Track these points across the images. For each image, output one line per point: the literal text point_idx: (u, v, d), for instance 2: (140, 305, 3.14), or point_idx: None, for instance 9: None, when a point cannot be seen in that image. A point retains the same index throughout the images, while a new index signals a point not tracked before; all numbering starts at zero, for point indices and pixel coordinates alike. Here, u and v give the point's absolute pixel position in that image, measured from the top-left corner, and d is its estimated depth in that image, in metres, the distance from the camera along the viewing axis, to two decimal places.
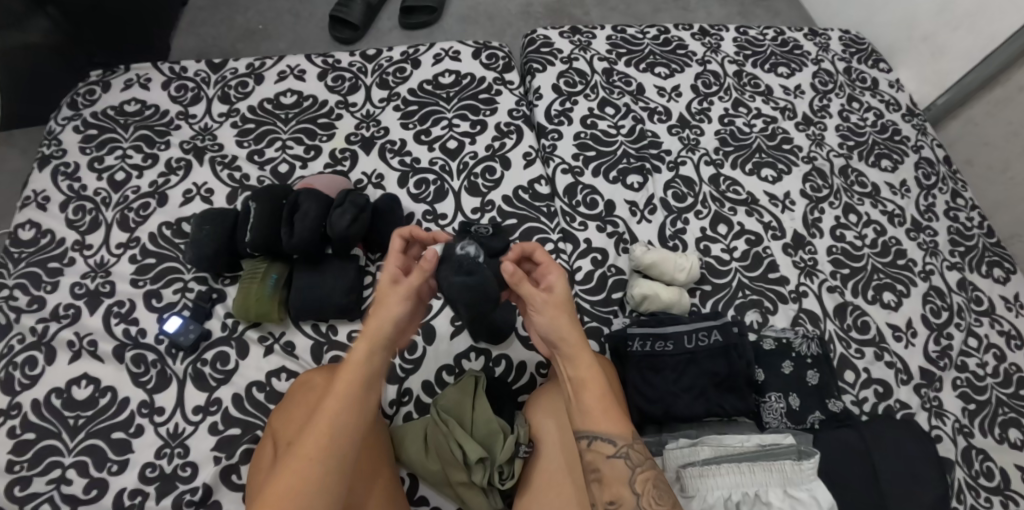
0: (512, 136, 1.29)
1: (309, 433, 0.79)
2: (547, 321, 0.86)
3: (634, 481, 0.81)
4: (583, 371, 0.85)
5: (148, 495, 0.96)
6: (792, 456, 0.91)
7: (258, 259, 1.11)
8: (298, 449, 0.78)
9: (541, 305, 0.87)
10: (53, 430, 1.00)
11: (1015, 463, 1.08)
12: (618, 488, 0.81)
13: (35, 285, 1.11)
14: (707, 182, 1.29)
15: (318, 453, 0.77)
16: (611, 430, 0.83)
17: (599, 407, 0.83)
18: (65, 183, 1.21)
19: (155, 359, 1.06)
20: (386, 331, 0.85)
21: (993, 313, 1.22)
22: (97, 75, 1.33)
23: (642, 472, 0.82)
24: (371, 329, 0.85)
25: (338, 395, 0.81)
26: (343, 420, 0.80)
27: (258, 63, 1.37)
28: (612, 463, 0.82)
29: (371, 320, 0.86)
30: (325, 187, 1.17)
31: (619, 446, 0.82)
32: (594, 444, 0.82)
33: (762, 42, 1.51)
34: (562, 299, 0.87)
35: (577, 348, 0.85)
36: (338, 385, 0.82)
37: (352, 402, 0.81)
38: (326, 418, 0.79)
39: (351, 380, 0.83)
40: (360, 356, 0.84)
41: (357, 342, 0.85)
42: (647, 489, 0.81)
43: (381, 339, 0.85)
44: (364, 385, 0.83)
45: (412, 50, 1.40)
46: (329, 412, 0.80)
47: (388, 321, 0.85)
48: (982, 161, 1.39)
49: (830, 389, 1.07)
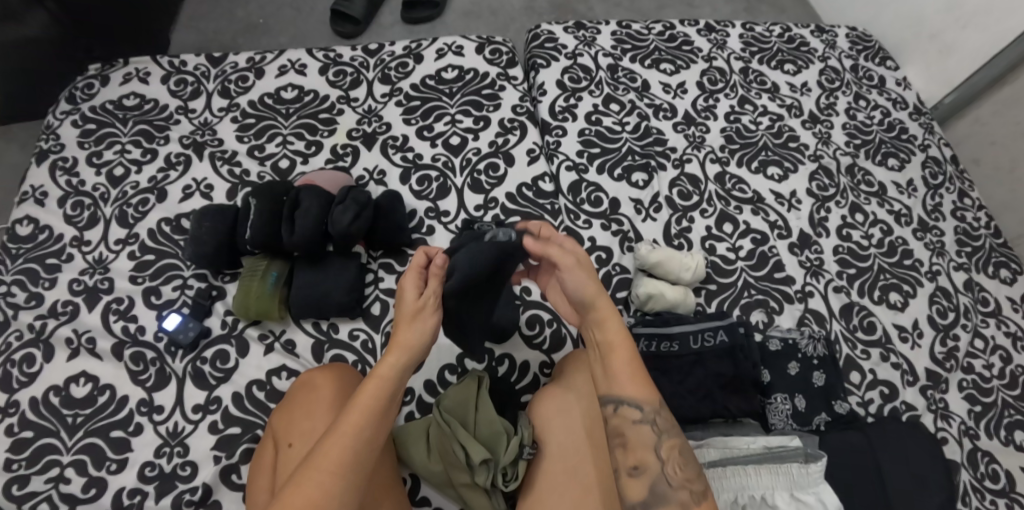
0: (515, 132, 1.27)
1: (334, 439, 0.75)
2: (573, 280, 0.85)
3: (659, 448, 0.80)
4: (610, 332, 0.84)
5: (148, 494, 0.95)
6: (799, 459, 0.89)
7: (259, 256, 1.10)
8: (321, 453, 0.74)
9: (570, 265, 0.86)
10: (52, 428, 0.99)
11: (1020, 466, 1.07)
12: (643, 453, 0.80)
13: (33, 282, 1.09)
14: (712, 181, 1.27)
15: (342, 460, 0.74)
16: (638, 395, 0.81)
17: (625, 367, 0.82)
18: (64, 178, 1.19)
19: (154, 357, 1.05)
20: (418, 345, 0.84)
21: (999, 314, 1.21)
22: (96, 69, 1.32)
23: (667, 439, 0.80)
24: (405, 341, 0.83)
25: (368, 402, 0.79)
26: (371, 430, 0.77)
27: (258, 57, 1.36)
28: (638, 428, 0.80)
29: (406, 331, 0.84)
30: (327, 183, 1.15)
31: (646, 412, 0.81)
32: (620, 409, 0.81)
33: (769, 39, 1.50)
34: (585, 264, 0.87)
35: (604, 309, 0.85)
36: (366, 393, 0.79)
37: (380, 412, 0.79)
38: (351, 424, 0.77)
39: (378, 391, 0.80)
40: (392, 364, 0.82)
41: (390, 351, 0.83)
42: (671, 456, 0.80)
43: (415, 351, 0.83)
44: (393, 395, 0.81)
45: (414, 45, 1.38)
46: (357, 419, 0.77)
47: (424, 333, 0.84)
48: (989, 161, 1.38)
49: (836, 390, 1.06)
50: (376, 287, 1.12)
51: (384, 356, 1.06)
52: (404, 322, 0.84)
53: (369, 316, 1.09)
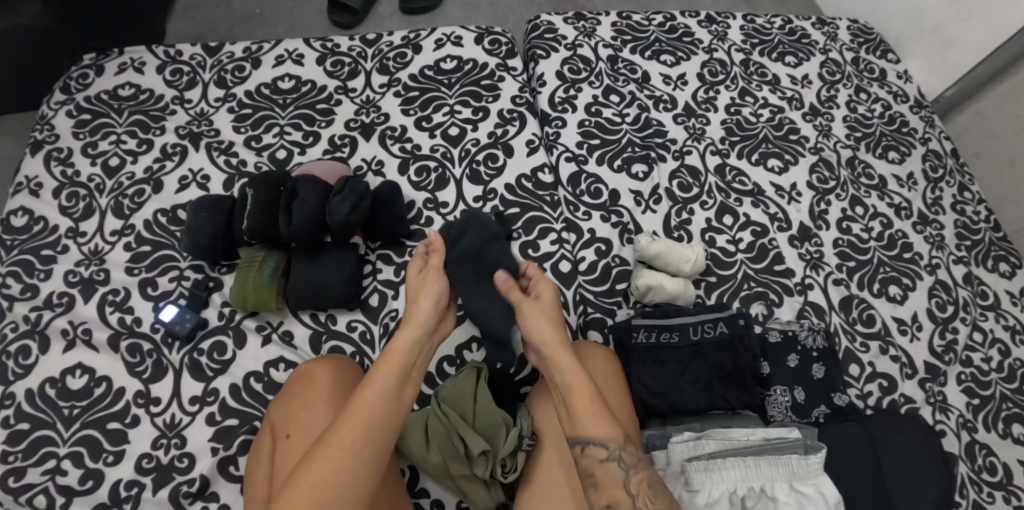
0: (514, 123, 1.26)
1: (351, 411, 0.76)
2: (530, 326, 0.89)
3: (628, 482, 0.79)
4: (568, 375, 0.84)
5: (145, 486, 0.94)
6: (798, 450, 0.90)
7: (256, 247, 1.08)
8: (338, 428, 0.74)
9: (528, 311, 0.91)
10: (48, 420, 0.98)
11: (1018, 459, 1.07)
12: (614, 491, 0.79)
13: (28, 273, 1.08)
14: (712, 172, 1.27)
15: (359, 433, 0.74)
16: (602, 433, 0.80)
17: (586, 411, 0.81)
18: (59, 169, 1.18)
19: (151, 349, 1.04)
20: (427, 319, 0.86)
21: (998, 307, 1.20)
22: (91, 59, 1.30)
23: (635, 474, 0.80)
24: (415, 315, 0.87)
25: (385, 374, 0.80)
26: (388, 404, 0.78)
27: (255, 47, 1.34)
28: (606, 466, 0.79)
29: (416, 306, 0.88)
30: (324, 173, 1.14)
31: (612, 449, 0.80)
32: (588, 450, 0.80)
33: (769, 31, 1.49)
34: (547, 312, 0.91)
35: (557, 350, 0.86)
36: (382, 366, 0.80)
37: (397, 386, 0.80)
38: (368, 397, 0.77)
39: (393, 368, 0.80)
40: (405, 338, 0.84)
41: (403, 327, 0.85)
42: (642, 489, 0.78)
43: (425, 325, 0.86)
44: (408, 368, 0.82)
45: (413, 35, 1.37)
46: (373, 392, 0.78)
47: (431, 307, 0.87)
48: (989, 154, 1.38)
49: (835, 383, 1.06)
50: (374, 278, 1.11)
51: (383, 347, 1.06)
52: (412, 298, 0.89)
53: (367, 307, 1.09)
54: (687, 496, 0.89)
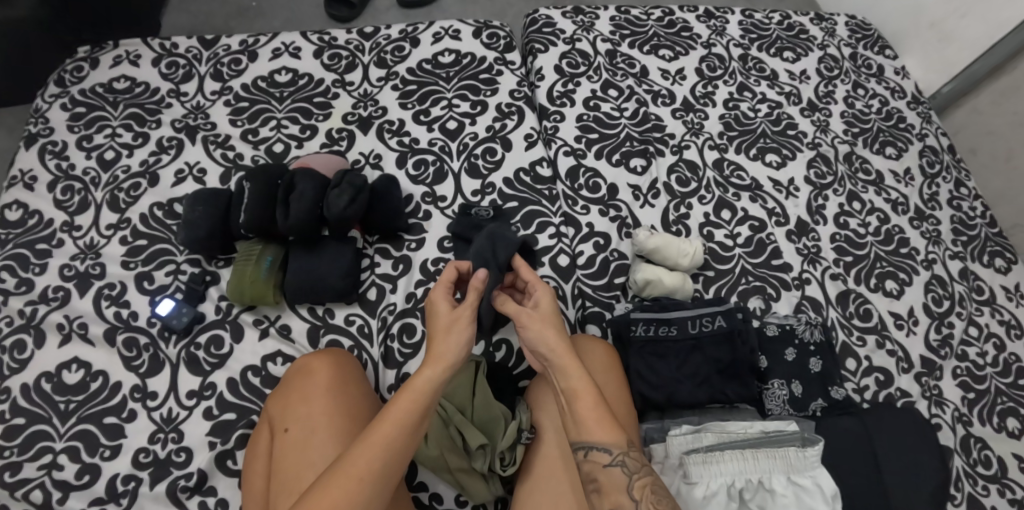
0: (513, 117, 1.26)
1: (359, 452, 0.73)
2: (534, 332, 0.87)
3: (632, 488, 0.77)
4: (573, 380, 0.82)
5: (142, 481, 0.94)
6: (796, 443, 0.90)
7: (253, 241, 1.08)
8: (344, 468, 0.72)
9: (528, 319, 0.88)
10: (43, 415, 0.97)
11: (1012, 452, 1.08)
12: (617, 496, 0.78)
13: (23, 267, 1.08)
14: (711, 167, 1.27)
15: (365, 477, 0.72)
16: (606, 438, 0.79)
17: (590, 416, 0.80)
18: (53, 162, 1.17)
19: (147, 343, 1.04)
20: (455, 358, 0.82)
21: (993, 302, 1.21)
22: (85, 52, 1.29)
23: (639, 479, 0.78)
24: (441, 355, 0.82)
25: (394, 420, 0.76)
26: (399, 449, 0.75)
27: (251, 40, 1.33)
28: (609, 471, 0.78)
29: (444, 345, 0.83)
30: (322, 166, 1.14)
31: (615, 455, 0.78)
32: (590, 454, 0.79)
33: (768, 26, 1.49)
34: (548, 314, 0.89)
35: (563, 357, 0.84)
36: (395, 410, 0.77)
37: (411, 432, 0.77)
38: (379, 442, 0.74)
39: (415, 400, 0.78)
40: (425, 381, 0.79)
41: (426, 363, 0.81)
42: (645, 495, 0.77)
43: (451, 368, 0.82)
44: (423, 414, 0.78)
45: (411, 29, 1.36)
46: (381, 439, 0.74)
47: (460, 351, 0.83)
48: (986, 150, 1.38)
49: (832, 377, 1.07)
50: (372, 273, 1.11)
51: (381, 341, 1.05)
52: (439, 330, 0.85)
53: (365, 301, 1.08)
54: (685, 488, 0.90)
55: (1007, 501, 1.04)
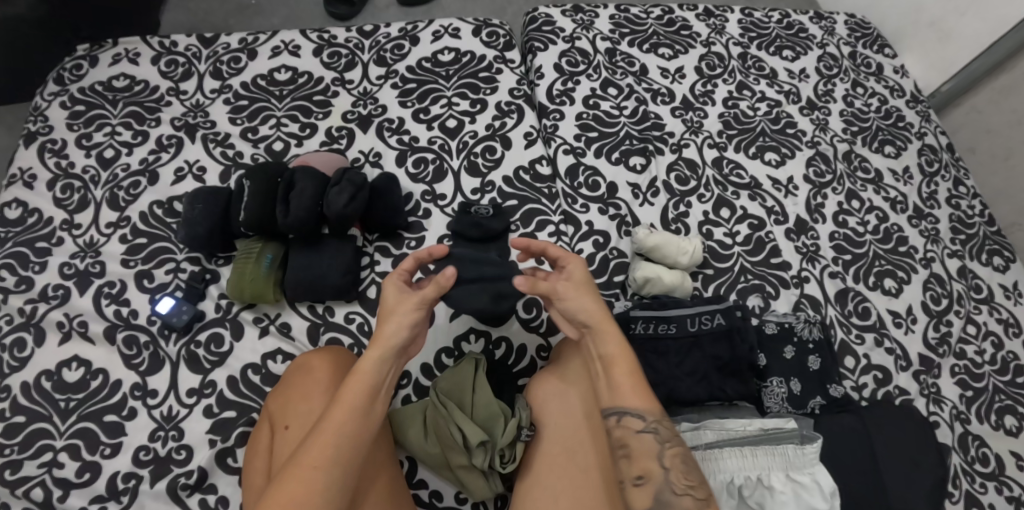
0: (512, 116, 1.26)
1: (314, 442, 0.75)
2: (574, 303, 0.87)
3: (662, 456, 0.80)
4: (611, 347, 0.85)
5: (143, 478, 0.94)
6: (794, 440, 0.91)
7: (254, 240, 1.08)
8: (299, 459, 0.74)
9: (566, 290, 0.88)
10: (44, 413, 0.97)
11: (1010, 450, 1.08)
12: (647, 463, 0.80)
13: (22, 265, 1.08)
14: (710, 165, 1.27)
15: (320, 463, 0.74)
16: (639, 405, 0.82)
17: (627, 382, 0.83)
18: (53, 160, 1.17)
19: (147, 341, 1.04)
20: (396, 342, 0.84)
21: (992, 301, 1.21)
22: (84, 50, 1.29)
23: (669, 448, 0.81)
24: (383, 338, 0.84)
25: (344, 407, 0.78)
26: (351, 431, 0.77)
27: (251, 38, 1.33)
28: (641, 438, 0.81)
29: (385, 327, 0.84)
30: (321, 164, 1.14)
31: (648, 421, 0.81)
32: (623, 420, 0.82)
33: (768, 25, 1.49)
34: (586, 283, 0.89)
35: (606, 325, 0.86)
36: (346, 397, 0.79)
37: (360, 414, 0.79)
38: (330, 429, 0.76)
39: (361, 387, 0.80)
40: (369, 366, 0.82)
41: (369, 349, 0.83)
42: (675, 463, 0.80)
43: (392, 348, 0.83)
44: (370, 396, 0.80)
45: (410, 27, 1.36)
46: (332, 428, 0.76)
47: (402, 331, 0.84)
48: (983, 149, 1.39)
49: (831, 374, 1.07)
50: (372, 271, 1.11)
51: None
52: (384, 316, 0.86)
53: (364, 299, 1.09)
54: None
55: (1005, 498, 1.04)
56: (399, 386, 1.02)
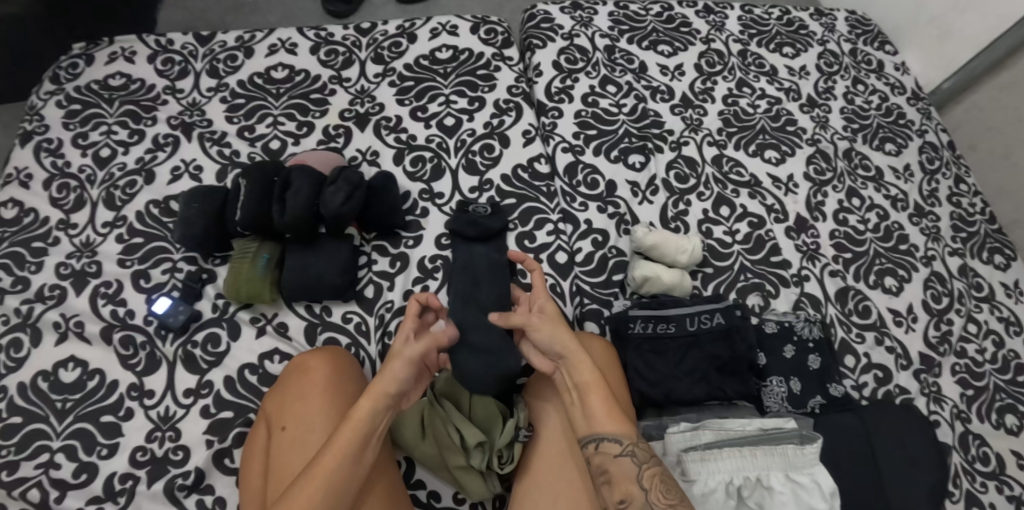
0: (511, 113, 1.25)
1: (307, 483, 0.75)
2: (546, 335, 0.87)
3: (642, 477, 0.79)
4: (584, 375, 0.85)
5: (140, 479, 0.94)
6: (794, 441, 0.90)
7: (250, 239, 1.07)
8: (292, 499, 0.74)
9: (539, 323, 0.88)
10: (41, 414, 0.97)
11: (1010, 449, 1.08)
12: (628, 486, 0.79)
13: (18, 265, 1.07)
14: (709, 163, 1.26)
15: (311, 505, 0.73)
16: (615, 430, 0.82)
17: (601, 408, 0.83)
18: (49, 160, 1.16)
19: (144, 341, 1.03)
20: (393, 391, 0.82)
21: (992, 299, 1.21)
22: (80, 48, 1.28)
23: (648, 468, 0.80)
24: (379, 386, 0.82)
25: (339, 450, 0.77)
26: (343, 476, 0.76)
27: (247, 36, 1.32)
28: (620, 461, 0.80)
29: (382, 376, 0.83)
30: (318, 163, 1.13)
31: (625, 445, 0.81)
32: (601, 446, 0.81)
33: (767, 21, 1.48)
34: (556, 315, 0.91)
35: (578, 355, 0.86)
36: (341, 440, 0.78)
37: (355, 460, 0.78)
38: (323, 473, 0.75)
39: (356, 431, 0.79)
40: (365, 412, 0.80)
41: (364, 395, 0.81)
42: (655, 485, 0.78)
43: (389, 396, 0.82)
44: (365, 442, 0.79)
45: (408, 24, 1.36)
46: (327, 470, 0.76)
47: (398, 381, 0.83)
48: (985, 146, 1.38)
49: (831, 373, 1.06)
50: (369, 270, 1.10)
51: (378, 338, 1.05)
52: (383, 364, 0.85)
53: (362, 299, 1.08)
54: (683, 486, 0.89)
55: (1006, 498, 1.04)
56: None
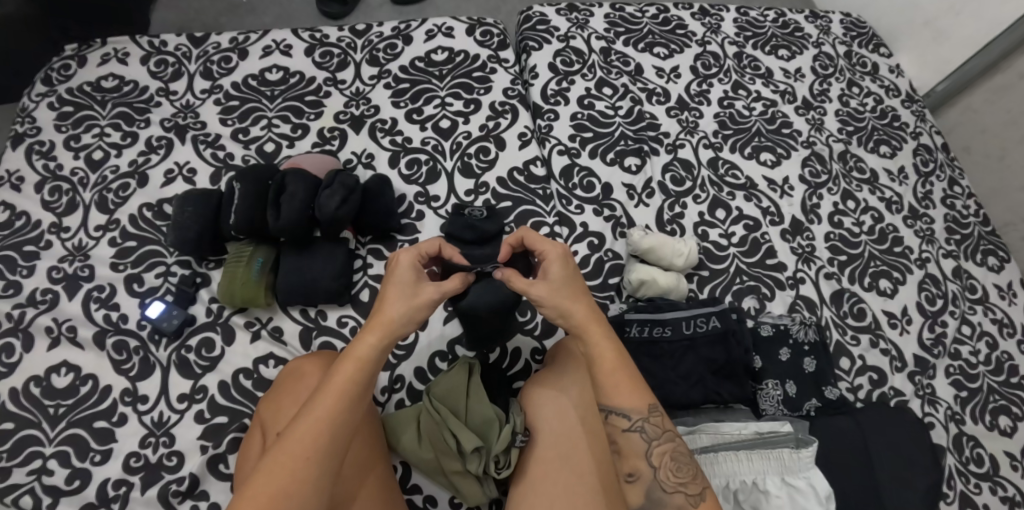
0: (507, 116, 1.25)
1: (304, 426, 0.75)
2: (552, 309, 0.84)
3: (651, 454, 0.83)
4: (596, 347, 0.83)
5: (133, 485, 0.93)
6: (790, 444, 0.90)
7: (244, 243, 1.07)
8: (289, 443, 0.74)
9: (541, 296, 0.84)
10: (33, 420, 0.96)
11: (1004, 450, 1.08)
12: (636, 460, 0.83)
13: (10, 269, 1.06)
14: (706, 166, 1.27)
15: (308, 449, 0.74)
16: (627, 404, 0.82)
17: (613, 382, 0.82)
18: (41, 163, 1.15)
19: (137, 346, 1.03)
20: (398, 330, 0.81)
21: (986, 301, 1.21)
22: (73, 50, 1.27)
23: (658, 445, 0.83)
24: (383, 322, 0.81)
25: (337, 390, 0.78)
26: (340, 418, 0.77)
27: (242, 38, 1.32)
28: (629, 436, 0.83)
29: (384, 310, 0.81)
30: (313, 166, 1.13)
31: (635, 420, 0.82)
32: (611, 418, 0.83)
33: (763, 24, 1.48)
34: (564, 287, 0.84)
35: (589, 326, 0.83)
36: (337, 382, 0.78)
37: (351, 401, 0.78)
38: (321, 414, 0.76)
39: (355, 371, 0.79)
40: (367, 349, 0.80)
41: (364, 332, 0.81)
42: (664, 462, 0.82)
43: (394, 334, 0.81)
44: (364, 382, 0.80)
45: (403, 26, 1.35)
46: (324, 413, 0.76)
47: (409, 322, 0.82)
48: (978, 148, 1.38)
49: (827, 376, 1.06)
50: (365, 274, 1.10)
51: None
52: (385, 300, 0.82)
53: (358, 303, 1.08)
54: None
55: (999, 499, 1.04)
56: (392, 390, 1.01)
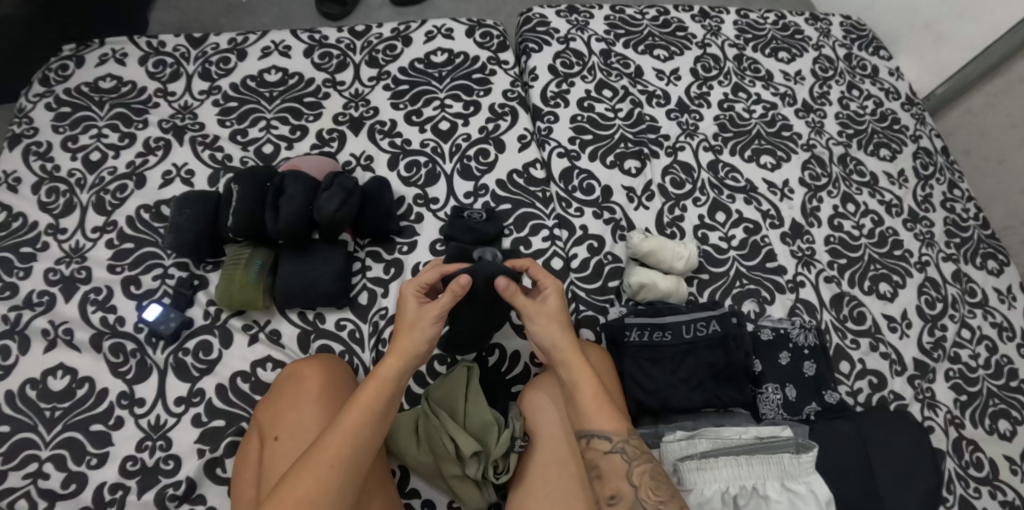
0: (506, 118, 1.25)
1: (331, 439, 0.75)
2: (541, 332, 0.89)
3: (632, 474, 0.81)
4: (575, 373, 0.86)
5: (130, 489, 0.92)
6: (790, 449, 0.90)
7: (242, 245, 1.06)
8: (314, 456, 0.74)
9: (535, 316, 0.90)
10: (29, 423, 0.96)
11: (1003, 454, 1.08)
12: (618, 481, 0.81)
13: (7, 271, 1.06)
14: (706, 169, 1.26)
15: (334, 462, 0.74)
16: (606, 427, 0.82)
17: (592, 405, 0.83)
18: (38, 163, 1.15)
19: (134, 349, 1.02)
20: (418, 353, 0.84)
21: (986, 305, 1.21)
22: (70, 50, 1.26)
23: (639, 465, 0.81)
24: (403, 346, 0.84)
25: (363, 406, 0.79)
26: (366, 435, 0.77)
27: (240, 39, 1.31)
28: (610, 458, 0.81)
29: (404, 337, 0.85)
30: (312, 168, 1.12)
31: (616, 441, 0.82)
32: (592, 442, 0.82)
33: (763, 26, 1.48)
34: (558, 312, 0.91)
35: (570, 354, 0.87)
36: (363, 400, 0.79)
37: (376, 420, 0.79)
38: (347, 428, 0.76)
39: (381, 390, 0.80)
40: (389, 369, 0.82)
41: (387, 355, 0.83)
42: (645, 481, 0.80)
43: (413, 358, 0.84)
44: (388, 402, 0.81)
45: (403, 27, 1.34)
46: (350, 427, 0.77)
47: (423, 344, 0.85)
48: (978, 152, 1.38)
49: (827, 380, 1.06)
50: (363, 276, 1.09)
51: (373, 347, 1.04)
52: (401, 328, 0.86)
53: (356, 306, 1.07)
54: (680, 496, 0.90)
55: (998, 503, 1.04)
56: None
